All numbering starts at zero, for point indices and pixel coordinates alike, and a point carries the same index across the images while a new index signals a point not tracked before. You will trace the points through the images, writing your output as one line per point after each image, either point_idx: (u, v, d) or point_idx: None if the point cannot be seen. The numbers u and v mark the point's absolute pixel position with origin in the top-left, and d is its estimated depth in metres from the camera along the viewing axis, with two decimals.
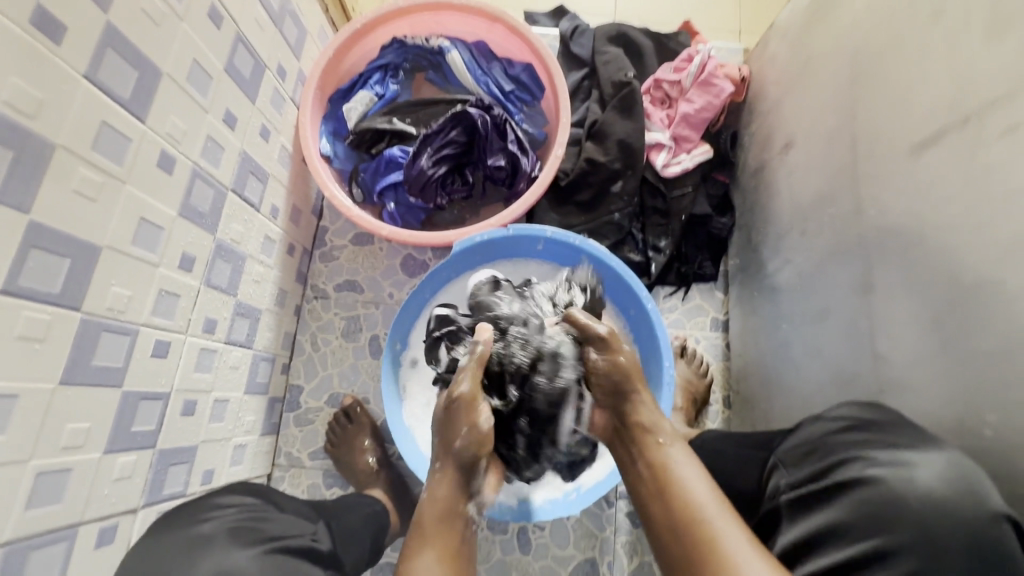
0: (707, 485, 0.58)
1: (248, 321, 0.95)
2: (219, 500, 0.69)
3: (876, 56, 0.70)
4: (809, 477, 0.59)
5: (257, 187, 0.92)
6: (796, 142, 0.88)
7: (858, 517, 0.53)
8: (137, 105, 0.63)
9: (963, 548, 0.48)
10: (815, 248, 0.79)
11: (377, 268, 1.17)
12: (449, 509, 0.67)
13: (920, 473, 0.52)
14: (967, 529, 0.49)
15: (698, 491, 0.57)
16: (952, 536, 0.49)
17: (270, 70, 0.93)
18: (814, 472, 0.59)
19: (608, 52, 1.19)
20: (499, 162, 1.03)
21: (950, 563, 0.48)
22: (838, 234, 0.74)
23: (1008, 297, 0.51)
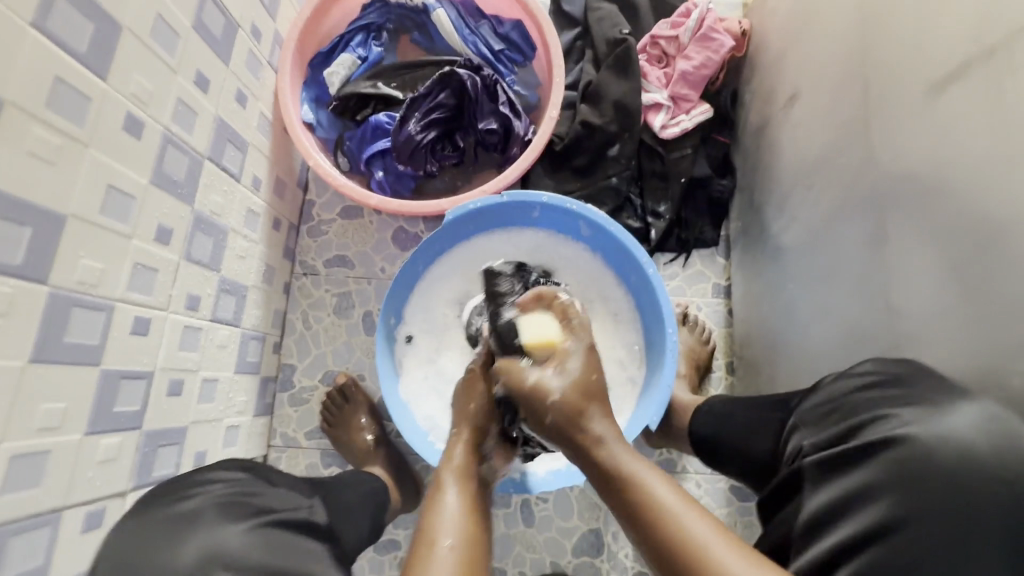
0: (659, 482, 0.52)
1: (234, 298, 0.91)
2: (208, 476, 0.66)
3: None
4: (832, 436, 0.57)
5: (236, 157, 0.88)
6: (801, 94, 0.84)
7: (888, 470, 0.51)
8: (96, 61, 0.59)
9: (1000, 496, 0.47)
10: (823, 203, 0.76)
11: (368, 242, 1.13)
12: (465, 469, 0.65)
13: (952, 423, 0.51)
14: (1003, 477, 0.47)
15: (652, 489, 0.51)
16: (987, 485, 0.47)
17: (244, 30, 0.87)
18: (836, 430, 0.58)
19: (600, 8, 1.13)
20: (491, 125, 0.98)
21: (987, 513, 0.46)
22: (848, 187, 0.70)
23: None
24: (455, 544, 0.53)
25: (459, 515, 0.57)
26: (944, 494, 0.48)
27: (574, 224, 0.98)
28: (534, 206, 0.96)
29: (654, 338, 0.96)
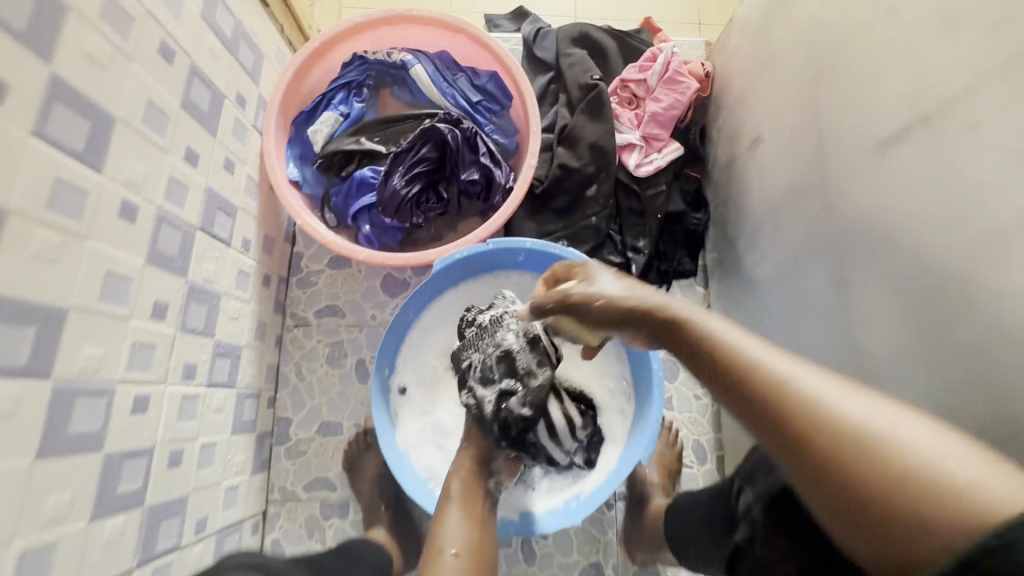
0: (732, 327, 0.50)
1: (229, 360, 0.92)
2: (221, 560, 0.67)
3: (834, 52, 0.72)
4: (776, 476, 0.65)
5: (226, 223, 0.90)
6: (763, 137, 0.90)
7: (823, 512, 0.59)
8: (92, 155, 0.61)
9: None
10: (790, 243, 0.81)
11: (357, 290, 1.15)
12: (473, 480, 0.79)
13: None
14: None
15: (728, 337, 0.49)
16: None
17: (229, 99, 0.90)
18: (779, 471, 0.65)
19: (572, 54, 1.18)
20: (473, 176, 1.01)
21: None
22: (812, 228, 0.75)
23: (981, 291, 0.52)
24: (458, 552, 0.67)
25: (461, 524, 0.72)
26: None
27: (556, 267, 1.02)
28: (518, 252, 1.00)
29: (641, 374, 0.99)
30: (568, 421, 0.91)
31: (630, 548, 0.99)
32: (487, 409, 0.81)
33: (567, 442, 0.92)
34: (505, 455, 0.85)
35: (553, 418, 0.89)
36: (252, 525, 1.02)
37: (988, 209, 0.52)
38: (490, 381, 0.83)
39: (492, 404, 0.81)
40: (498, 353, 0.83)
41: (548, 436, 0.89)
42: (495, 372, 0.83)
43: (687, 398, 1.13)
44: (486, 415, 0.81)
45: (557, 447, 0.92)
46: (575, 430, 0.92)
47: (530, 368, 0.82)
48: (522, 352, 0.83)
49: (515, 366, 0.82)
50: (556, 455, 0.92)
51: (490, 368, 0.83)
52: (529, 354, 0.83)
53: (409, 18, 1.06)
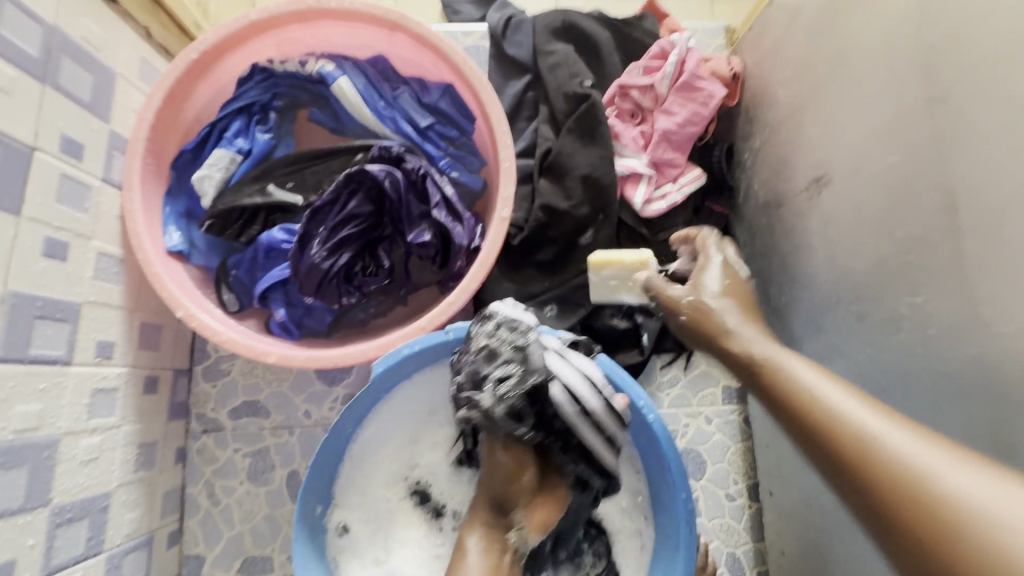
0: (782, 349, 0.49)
1: (86, 522, 0.66)
2: None
3: (982, 70, 0.46)
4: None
5: (58, 333, 0.62)
6: (832, 178, 0.62)
7: None
8: None
9: None
10: (889, 346, 0.55)
11: (285, 380, 0.87)
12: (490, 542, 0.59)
13: None
14: None
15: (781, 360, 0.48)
16: None
17: (49, 151, 0.61)
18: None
19: (554, 51, 0.89)
20: (424, 237, 0.73)
21: None
22: None
23: None
24: None
25: None
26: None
27: None
28: None
29: (663, 499, 0.73)
30: (588, 380, 0.64)
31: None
32: (490, 412, 0.60)
33: (607, 414, 0.64)
34: (525, 487, 0.62)
35: (561, 384, 0.62)
36: None
37: None
38: (480, 382, 0.61)
39: (490, 401, 0.60)
40: (477, 350, 0.62)
41: (582, 410, 0.62)
42: (480, 365, 0.62)
43: (718, 500, 0.88)
44: (493, 417, 0.60)
45: (600, 433, 0.64)
46: (598, 386, 0.64)
47: (519, 345, 0.61)
48: (506, 335, 0.62)
49: (504, 350, 0.62)
50: (599, 442, 0.64)
51: (475, 369, 0.62)
52: (508, 331, 0.63)
53: (325, 12, 0.75)
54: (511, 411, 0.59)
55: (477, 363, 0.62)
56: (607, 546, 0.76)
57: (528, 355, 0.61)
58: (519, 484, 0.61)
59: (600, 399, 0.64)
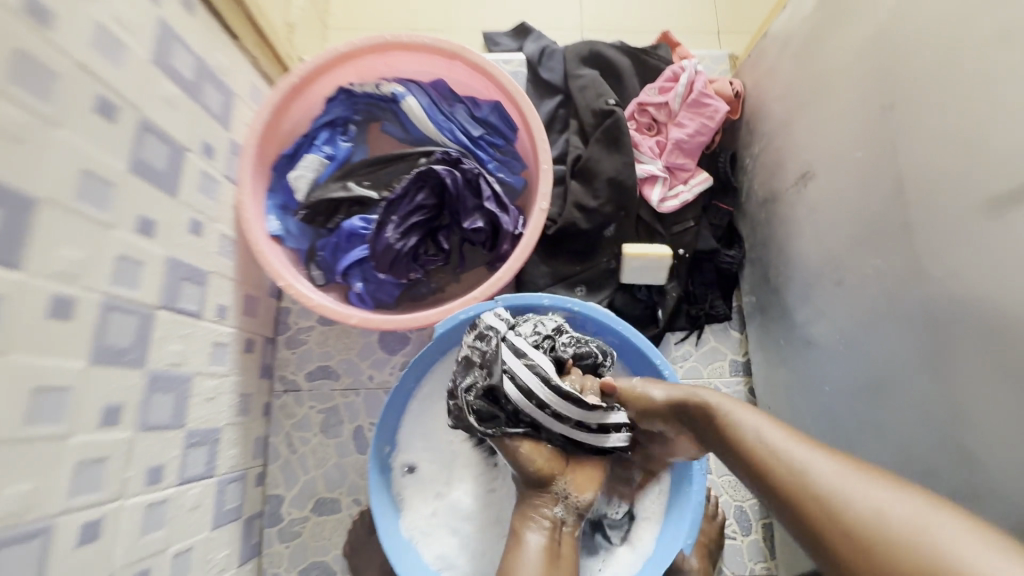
0: (777, 430, 0.57)
1: (206, 448, 0.81)
2: None
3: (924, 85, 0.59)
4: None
5: (195, 293, 0.78)
6: (815, 173, 0.77)
7: None
8: (6, 252, 0.49)
9: None
10: (855, 302, 0.69)
11: (353, 348, 1.03)
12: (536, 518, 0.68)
13: None
14: None
15: (770, 439, 0.57)
16: None
17: (193, 151, 0.78)
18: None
19: (582, 75, 1.06)
20: (477, 223, 0.89)
21: None
22: (887, 289, 0.63)
23: None
24: None
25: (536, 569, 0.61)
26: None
27: (577, 323, 0.90)
28: (532, 308, 0.88)
29: None
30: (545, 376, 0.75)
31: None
32: (466, 417, 0.77)
33: (564, 400, 0.74)
34: (541, 463, 0.73)
35: (513, 383, 0.74)
36: None
37: None
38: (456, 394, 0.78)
39: (464, 407, 0.76)
40: (460, 362, 0.79)
41: (542, 404, 0.74)
42: (459, 377, 0.78)
43: None
44: (470, 421, 0.77)
45: (565, 417, 0.74)
46: (550, 380, 0.74)
47: (482, 354, 0.76)
48: (475, 349, 0.77)
49: (472, 363, 0.77)
50: (568, 427, 0.75)
51: (456, 383, 0.79)
52: (475, 346, 0.77)
53: (398, 45, 0.93)
54: (474, 420, 0.76)
55: (456, 379, 0.79)
56: (629, 499, 0.86)
57: (487, 365, 0.75)
58: (546, 462, 0.73)
59: (555, 390, 0.74)
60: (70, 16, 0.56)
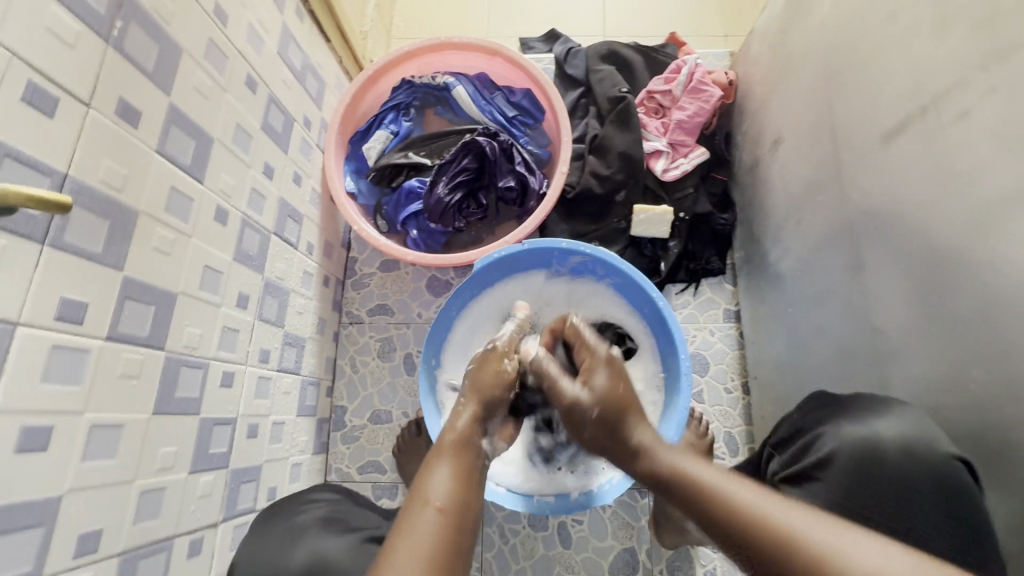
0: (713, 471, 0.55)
1: (295, 350, 1.04)
2: (312, 496, 0.83)
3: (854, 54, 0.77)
4: (794, 455, 0.67)
5: (294, 229, 1.03)
6: (784, 138, 0.95)
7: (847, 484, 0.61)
8: (196, 169, 0.74)
9: (937, 487, 0.58)
10: (808, 234, 0.86)
11: (406, 291, 1.26)
12: (467, 440, 0.63)
13: (885, 431, 0.61)
14: (937, 472, 0.58)
15: (728, 487, 0.52)
16: (926, 479, 0.58)
17: (298, 122, 1.04)
18: (795, 446, 0.68)
19: (601, 70, 1.26)
20: (510, 182, 1.12)
21: (924, 500, 0.58)
22: (828, 218, 0.80)
23: (971, 264, 0.58)
24: (444, 504, 0.53)
25: (450, 479, 0.56)
26: (886, 478, 0.60)
27: (590, 266, 1.10)
28: (553, 251, 1.08)
29: (669, 362, 1.06)
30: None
31: (660, 533, 1.00)
32: None
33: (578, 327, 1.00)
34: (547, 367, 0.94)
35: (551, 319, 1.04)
36: None
37: (987, 188, 0.56)
38: None
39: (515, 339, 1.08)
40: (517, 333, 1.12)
41: None
42: None
43: (718, 392, 1.14)
44: None
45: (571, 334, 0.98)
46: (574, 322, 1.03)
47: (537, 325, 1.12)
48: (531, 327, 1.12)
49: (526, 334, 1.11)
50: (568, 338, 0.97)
51: None
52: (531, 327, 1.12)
53: (452, 45, 1.18)
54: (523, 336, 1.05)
55: None
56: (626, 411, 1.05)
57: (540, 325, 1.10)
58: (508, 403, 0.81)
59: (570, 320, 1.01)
60: (236, 17, 0.81)
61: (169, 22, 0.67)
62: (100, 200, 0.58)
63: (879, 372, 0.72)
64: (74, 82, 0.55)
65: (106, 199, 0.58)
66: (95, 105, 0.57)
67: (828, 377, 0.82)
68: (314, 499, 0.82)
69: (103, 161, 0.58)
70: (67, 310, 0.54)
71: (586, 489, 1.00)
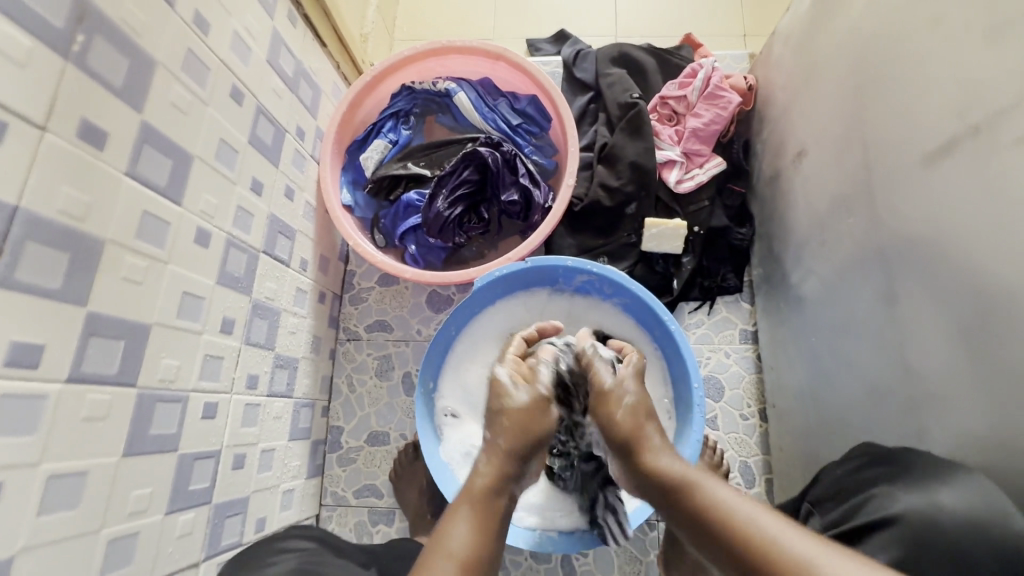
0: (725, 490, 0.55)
1: (287, 372, 1.00)
2: (284, 543, 0.78)
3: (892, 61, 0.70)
4: (838, 518, 0.60)
5: (286, 246, 0.98)
6: (808, 150, 0.87)
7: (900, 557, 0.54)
8: (173, 191, 0.69)
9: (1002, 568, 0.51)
10: (835, 258, 0.79)
11: (405, 306, 1.20)
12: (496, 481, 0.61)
13: (945, 497, 0.54)
14: (1004, 549, 0.51)
15: (733, 506, 0.53)
16: (990, 556, 0.51)
17: (291, 133, 0.99)
18: (839, 510, 0.61)
19: (611, 74, 1.20)
20: (513, 196, 1.06)
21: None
22: (859, 243, 0.73)
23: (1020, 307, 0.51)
24: (464, 558, 0.53)
25: (469, 528, 0.55)
26: (947, 555, 0.53)
27: (596, 285, 1.04)
28: (558, 269, 1.02)
29: (679, 390, 0.99)
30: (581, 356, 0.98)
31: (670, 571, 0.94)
32: None
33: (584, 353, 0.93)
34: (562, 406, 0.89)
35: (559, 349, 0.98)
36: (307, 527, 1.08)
37: None
38: None
39: None
40: None
41: None
42: None
43: (734, 418, 1.08)
44: None
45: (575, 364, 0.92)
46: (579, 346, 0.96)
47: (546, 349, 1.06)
48: None
49: None
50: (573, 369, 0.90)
51: None
52: None
53: (453, 49, 1.12)
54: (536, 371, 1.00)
55: None
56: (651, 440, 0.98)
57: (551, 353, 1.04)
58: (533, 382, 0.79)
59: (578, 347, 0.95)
60: (219, 24, 0.76)
61: (140, 34, 0.62)
62: (58, 232, 0.53)
63: (912, 420, 0.65)
64: (24, 105, 0.50)
65: (65, 230, 0.54)
66: (51, 129, 0.52)
67: (854, 417, 0.75)
68: (284, 547, 0.76)
69: (60, 189, 0.53)
70: (18, 354, 0.50)
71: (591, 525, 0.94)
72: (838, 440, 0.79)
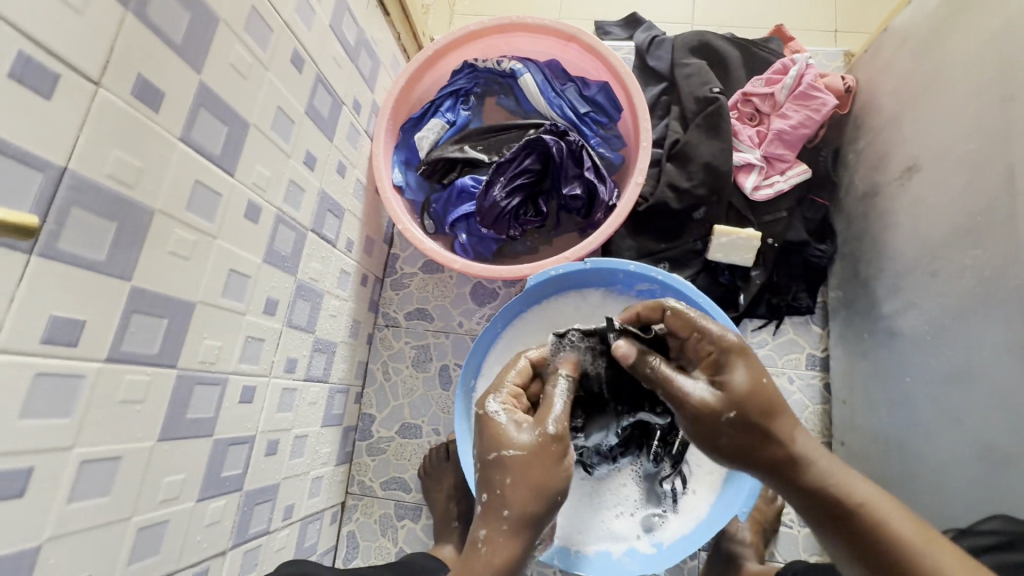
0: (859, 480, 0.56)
1: (325, 355, 0.96)
2: None
3: None
4: None
5: (334, 224, 0.93)
6: (932, 168, 0.77)
7: None
8: (227, 160, 0.64)
9: None
10: (962, 294, 0.70)
11: (447, 296, 1.15)
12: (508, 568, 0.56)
13: None
14: None
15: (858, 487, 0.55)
16: None
17: (347, 105, 0.93)
18: None
19: (690, 64, 1.09)
20: (576, 191, 0.99)
21: None
22: (1001, 283, 0.64)
23: None
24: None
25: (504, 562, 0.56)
26: None
27: (658, 294, 0.96)
28: (618, 273, 0.95)
29: None
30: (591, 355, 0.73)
31: None
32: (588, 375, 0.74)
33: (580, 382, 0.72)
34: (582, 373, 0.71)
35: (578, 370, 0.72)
36: (332, 514, 1.05)
37: None
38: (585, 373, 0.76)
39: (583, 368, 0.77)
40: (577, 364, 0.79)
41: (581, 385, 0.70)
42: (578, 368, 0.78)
43: None
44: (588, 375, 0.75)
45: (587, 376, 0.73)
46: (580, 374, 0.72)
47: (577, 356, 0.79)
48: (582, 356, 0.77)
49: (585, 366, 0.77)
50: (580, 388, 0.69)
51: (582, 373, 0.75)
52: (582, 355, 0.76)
53: (522, 26, 1.04)
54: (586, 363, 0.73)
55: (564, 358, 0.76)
56: (684, 476, 0.90)
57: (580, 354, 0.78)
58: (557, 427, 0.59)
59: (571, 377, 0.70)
60: None
61: None
62: (106, 198, 0.49)
63: None
64: (77, 57, 0.45)
65: (114, 196, 0.49)
66: (106, 85, 0.47)
67: (962, 471, 0.68)
68: None
69: (110, 150, 0.49)
70: (56, 331, 0.46)
71: (631, 547, 0.88)
72: (936, 492, 0.72)
